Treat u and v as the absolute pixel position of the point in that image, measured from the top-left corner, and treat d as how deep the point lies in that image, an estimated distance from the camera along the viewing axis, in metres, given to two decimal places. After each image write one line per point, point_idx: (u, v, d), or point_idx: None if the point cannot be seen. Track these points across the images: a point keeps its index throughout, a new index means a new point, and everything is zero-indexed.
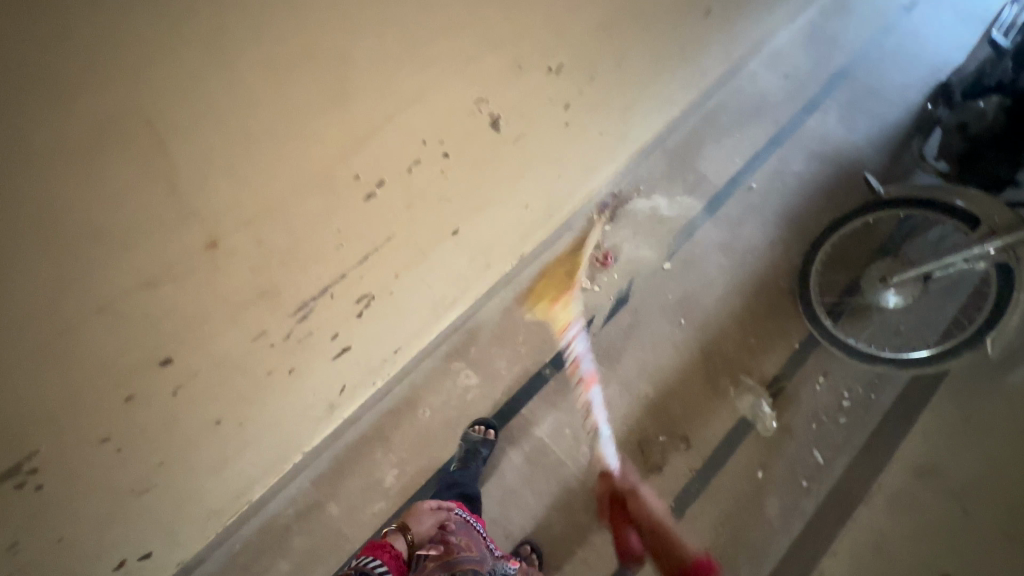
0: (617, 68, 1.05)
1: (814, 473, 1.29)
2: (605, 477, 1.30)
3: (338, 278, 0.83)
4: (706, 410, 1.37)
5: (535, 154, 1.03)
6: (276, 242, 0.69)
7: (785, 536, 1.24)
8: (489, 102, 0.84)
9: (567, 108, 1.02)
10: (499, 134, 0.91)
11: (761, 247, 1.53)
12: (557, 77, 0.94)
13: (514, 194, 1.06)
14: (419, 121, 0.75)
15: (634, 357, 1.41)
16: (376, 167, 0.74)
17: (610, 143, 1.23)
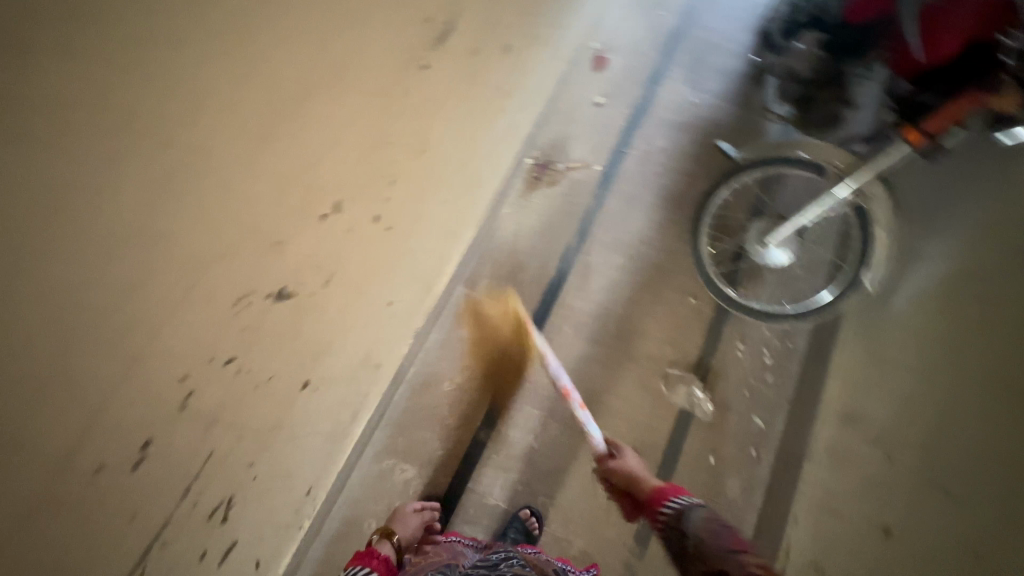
0: (400, 150, 1.02)
1: (761, 440, 1.31)
2: (573, 520, 1.26)
3: (117, 521, 0.67)
4: (648, 415, 1.34)
5: (360, 274, 0.96)
6: (89, 520, 0.63)
7: (751, 512, 1.25)
8: (254, 291, 0.80)
9: (376, 218, 0.99)
10: (293, 295, 0.86)
11: (651, 233, 1.52)
12: (337, 216, 0.91)
13: (365, 302, 1.01)
14: (175, 339, 0.71)
15: (562, 388, 1.37)
16: (160, 401, 0.69)
17: (463, 193, 1.18)
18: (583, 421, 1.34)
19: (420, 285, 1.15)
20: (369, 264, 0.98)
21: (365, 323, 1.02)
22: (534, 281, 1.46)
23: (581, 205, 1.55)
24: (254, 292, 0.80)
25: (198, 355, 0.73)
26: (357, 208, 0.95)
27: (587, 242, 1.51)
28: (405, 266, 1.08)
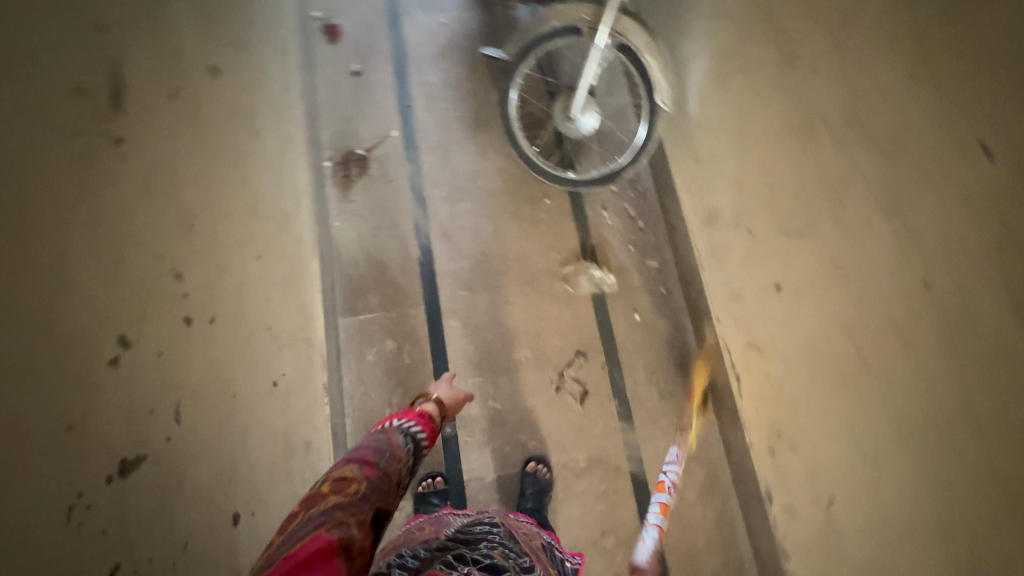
0: (165, 229, 0.87)
1: (664, 278, 1.44)
2: (565, 441, 1.32)
3: None
4: (570, 318, 1.40)
5: (204, 383, 0.88)
6: None
7: (688, 336, 1.40)
8: (86, 490, 0.67)
9: (186, 317, 0.87)
10: (143, 454, 0.75)
11: (478, 165, 1.50)
12: (130, 347, 0.76)
13: (232, 396, 0.93)
14: None
15: (489, 345, 1.37)
16: None
17: (274, 232, 1.14)
18: (524, 359, 1.37)
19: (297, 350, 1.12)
20: (204, 360, 0.89)
21: (254, 415, 0.97)
22: (406, 271, 1.40)
23: (402, 176, 1.47)
24: (83, 490, 0.67)
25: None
26: (161, 317, 0.83)
27: (430, 207, 1.46)
28: (255, 336, 1.02)
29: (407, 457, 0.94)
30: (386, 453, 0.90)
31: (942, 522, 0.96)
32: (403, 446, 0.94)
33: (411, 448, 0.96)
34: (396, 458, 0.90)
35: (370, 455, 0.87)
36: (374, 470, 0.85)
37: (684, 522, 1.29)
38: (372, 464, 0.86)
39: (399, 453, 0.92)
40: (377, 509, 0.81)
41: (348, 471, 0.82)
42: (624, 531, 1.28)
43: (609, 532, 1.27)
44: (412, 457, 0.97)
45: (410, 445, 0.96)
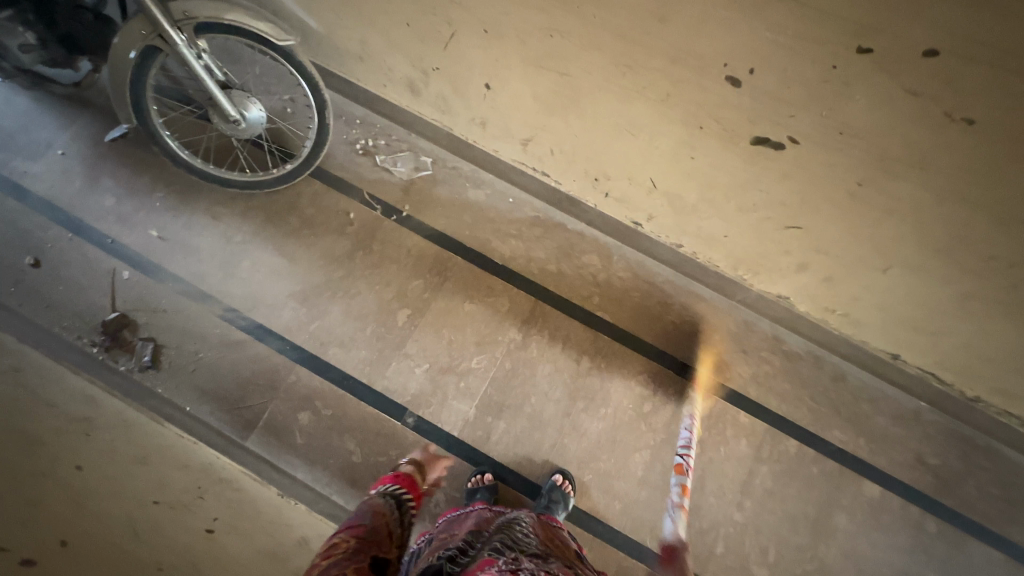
0: None
1: (443, 164, 1.47)
2: (495, 336, 1.39)
3: None
4: (409, 258, 1.42)
5: None
6: None
7: (497, 184, 1.47)
8: None
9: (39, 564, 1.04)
10: None
11: (221, 227, 1.41)
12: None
13: None
14: None
15: (376, 337, 1.37)
16: None
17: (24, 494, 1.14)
18: (409, 317, 1.39)
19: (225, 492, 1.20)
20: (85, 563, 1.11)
21: None
22: (256, 358, 1.33)
23: (172, 297, 1.35)
24: None
25: None
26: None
27: (221, 295, 1.37)
28: None
29: (391, 513, 0.98)
30: (369, 514, 0.94)
31: (700, 113, 0.97)
32: (386, 506, 0.98)
33: (393, 506, 1.01)
34: (379, 515, 0.94)
35: (355, 519, 0.92)
36: (361, 528, 0.88)
37: (615, 297, 1.43)
38: (359, 524, 0.90)
39: (384, 515, 0.96)
40: (374, 558, 0.83)
41: (336, 538, 0.85)
42: (587, 345, 1.39)
43: (581, 355, 1.39)
44: (396, 512, 1.00)
45: (395, 504, 1.01)
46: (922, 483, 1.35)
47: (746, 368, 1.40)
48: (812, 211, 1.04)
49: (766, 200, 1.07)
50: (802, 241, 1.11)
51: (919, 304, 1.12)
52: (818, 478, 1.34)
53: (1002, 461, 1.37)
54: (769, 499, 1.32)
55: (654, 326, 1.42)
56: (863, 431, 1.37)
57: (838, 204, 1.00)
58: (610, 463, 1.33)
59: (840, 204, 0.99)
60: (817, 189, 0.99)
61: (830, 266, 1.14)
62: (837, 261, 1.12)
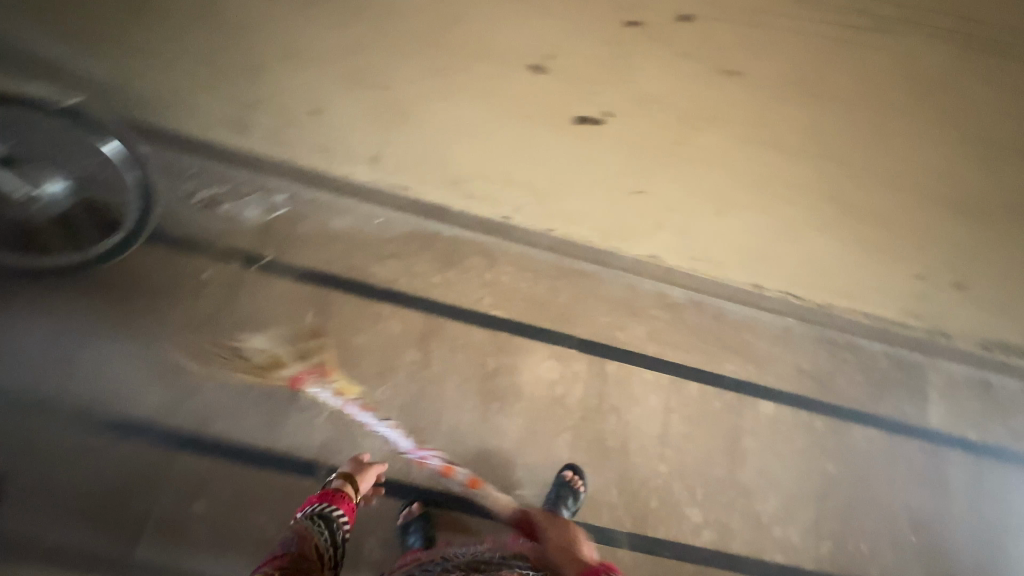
0: None
1: (300, 200, 1.41)
2: (395, 361, 1.35)
3: None
4: (284, 304, 1.33)
5: None
6: None
7: (362, 207, 1.44)
8: None
9: None
10: None
11: (46, 323, 1.21)
12: None
13: None
14: None
15: (266, 396, 1.27)
16: None
17: None
18: (298, 366, 1.30)
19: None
20: None
21: None
22: (125, 457, 1.17)
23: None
24: None
25: None
26: None
27: (66, 399, 1.18)
28: None
29: (321, 539, 0.98)
30: (295, 541, 0.95)
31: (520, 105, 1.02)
32: (313, 532, 0.98)
33: (324, 530, 1.01)
34: (305, 540, 0.96)
35: (281, 548, 0.92)
36: (289, 556, 0.90)
37: (506, 293, 1.45)
38: (284, 553, 0.91)
39: (314, 538, 0.97)
40: None
41: (262, 567, 0.87)
42: (489, 346, 1.40)
43: (485, 357, 1.39)
44: (325, 536, 1.00)
45: (324, 529, 1.00)
46: (803, 388, 1.53)
47: (639, 329, 1.49)
48: (652, 172, 1.10)
49: (610, 171, 1.11)
50: (651, 202, 1.17)
51: (765, 237, 1.23)
52: (723, 410, 1.46)
53: (860, 351, 1.58)
54: (687, 442, 1.42)
55: (547, 311, 1.46)
56: (748, 358, 1.52)
57: (676, 154, 1.05)
58: (536, 453, 1.34)
59: (667, 155, 1.05)
60: (650, 148, 1.05)
61: (680, 221, 1.21)
62: (686, 214, 1.19)
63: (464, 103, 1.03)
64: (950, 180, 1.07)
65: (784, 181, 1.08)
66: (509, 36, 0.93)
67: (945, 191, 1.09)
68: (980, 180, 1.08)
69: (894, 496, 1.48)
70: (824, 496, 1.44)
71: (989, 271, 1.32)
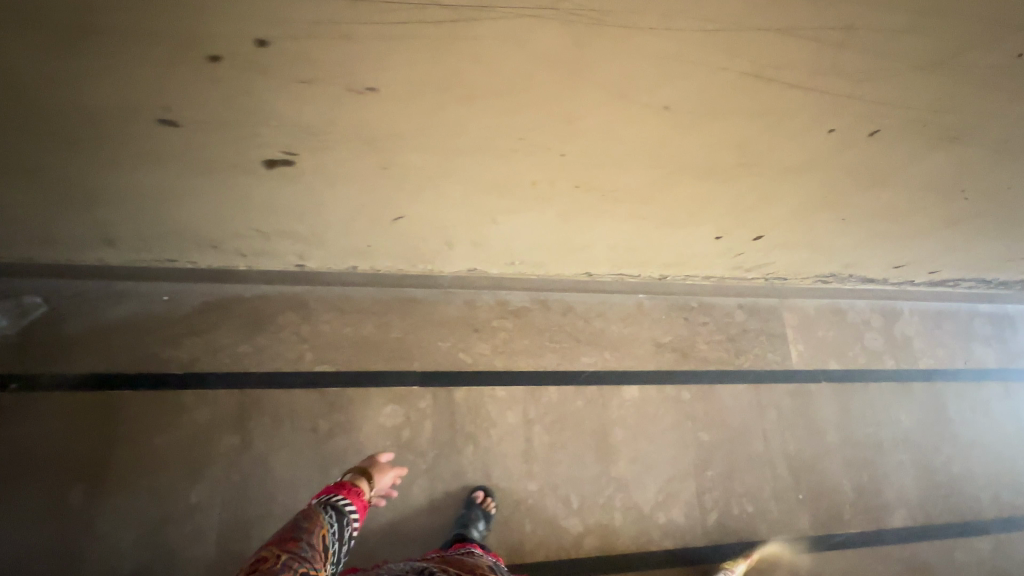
0: None
1: (63, 299, 1.24)
2: (210, 453, 1.20)
3: None
4: (58, 425, 1.15)
5: None
6: None
7: (144, 287, 1.28)
8: None
9: None
10: None
11: None
12: None
13: None
14: None
15: (51, 537, 1.08)
16: None
17: None
18: (88, 491, 1.12)
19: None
20: None
21: None
22: None
23: None
24: None
25: None
26: None
27: None
28: None
29: (332, 532, 0.86)
30: (302, 526, 0.83)
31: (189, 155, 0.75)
32: (326, 524, 0.86)
33: (336, 519, 0.89)
34: (316, 527, 0.84)
35: (289, 530, 0.81)
36: (296, 542, 0.79)
37: (329, 344, 1.33)
38: (294, 535, 0.80)
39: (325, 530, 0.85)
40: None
41: (261, 553, 0.76)
42: (319, 407, 1.27)
43: (317, 421, 1.26)
44: (337, 526, 0.89)
45: (336, 522, 0.88)
46: (666, 362, 1.49)
47: (484, 346, 1.40)
48: (380, 181, 0.83)
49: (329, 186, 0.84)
50: (413, 211, 0.94)
51: (559, 237, 1.09)
52: (587, 407, 1.40)
53: (713, 311, 1.57)
54: (554, 451, 1.35)
55: (382, 352, 1.35)
56: (604, 346, 1.47)
57: (391, 163, 0.77)
58: (393, 509, 1.23)
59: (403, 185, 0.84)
60: (354, 159, 0.77)
61: (465, 221, 0.99)
62: (463, 217, 0.98)
63: (86, 151, 0.75)
64: (809, 135, 0.75)
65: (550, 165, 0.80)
66: (70, 80, 0.61)
67: (790, 146, 0.78)
68: (829, 166, 0.84)
69: (771, 448, 1.48)
70: (704, 466, 1.42)
71: (844, 233, 1.15)
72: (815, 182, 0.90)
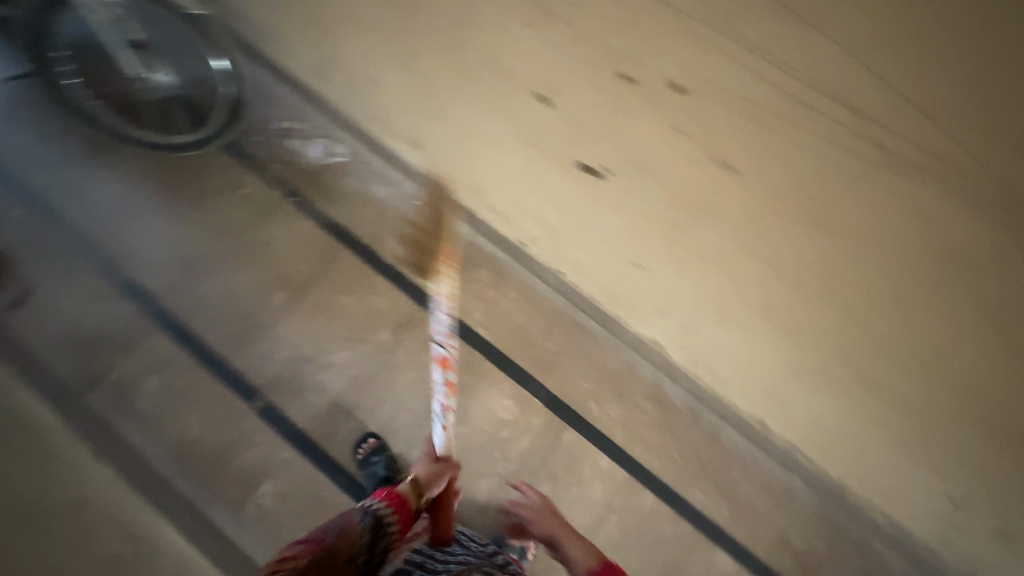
0: None
1: (354, 153, 1.47)
2: (366, 335, 1.36)
3: None
4: (297, 243, 1.42)
5: None
6: None
7: (403, 183, 1.42)
8: None
9: None
10: None
11: (122, 183, 1.41)
12: None
13: None
14: None
15: (247, 315, 1.35)
16: None
17: None
18: (284, 301, 1.37)
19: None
20: None
21: None
22: (117, 317, 1.32)
23: (52, 241, 1.36)
24: None
25: None
26: None
27: (105, 246, 1.37)
28: None
29: (362, 540, 0.81)
30: (334, 527, 0.80)
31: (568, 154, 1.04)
32: (358, 522, 0.83)
33: (371, 526, 0.84)
34: (347, 534, 0.80)
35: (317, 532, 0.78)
36: (320, 546, 0.76)
37: (498, 316, 1.40)
38: (319, 539, 0.77)
39: (355, 523, 0.82)
40: None
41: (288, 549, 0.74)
42: (458, 359, 1.36)
43: (449, 369, 1.35)
44: (370, 535, 0.83)
45: (367, 519, 0.84)
46: (780, 563, 1.27)
47: (617, 411, 1.34)
48: (646, 237, 1.09)
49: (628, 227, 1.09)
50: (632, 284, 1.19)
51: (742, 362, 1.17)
52: (670, 538, 1.27)
53: (869, 555, 1.28)
54: (612, 551, 1.26)
55: (531, 354, 1.37)
56: (725, 497, 1.30)
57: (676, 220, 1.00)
58: None
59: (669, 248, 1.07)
60: (680, 201, 0.98)
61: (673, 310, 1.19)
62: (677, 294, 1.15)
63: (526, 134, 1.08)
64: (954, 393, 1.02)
65: (793, 285, 1.00)
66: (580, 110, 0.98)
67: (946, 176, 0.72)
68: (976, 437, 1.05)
69: None
70: None
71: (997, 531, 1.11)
72: (919, 308, 0.92)
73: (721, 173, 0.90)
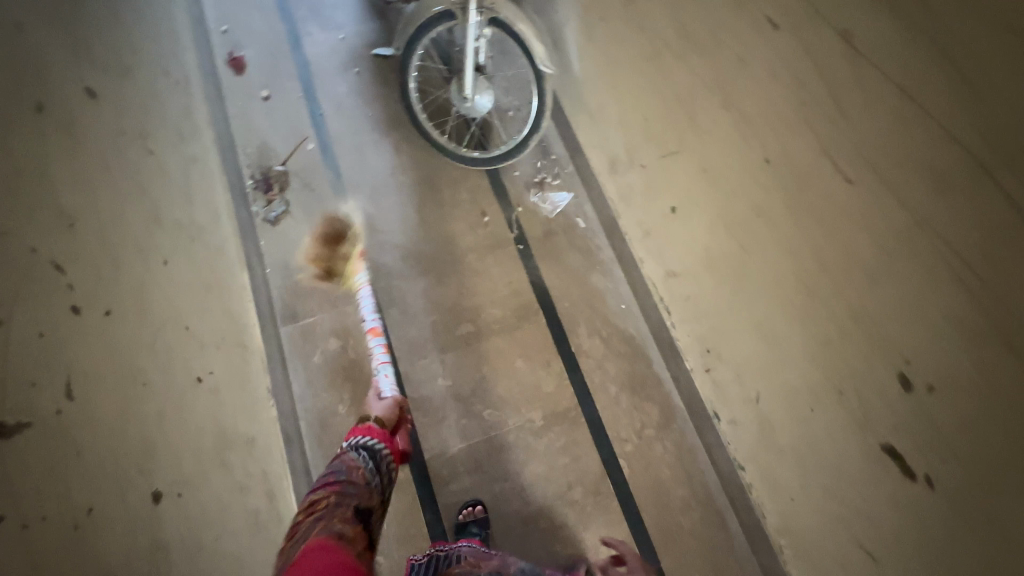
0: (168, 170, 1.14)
1: (590, 236, 1.50)
2: (520, 406, 1.35)
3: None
4: (502, 288, 1.45)
5: (189, 283, 1.09)
6: None
7: (621, 285, 1.45)
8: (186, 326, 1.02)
9: (169, 254, 1.08)
10: (182, 317, 1.04)
11: (395, 162, 1.54)
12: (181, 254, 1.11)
13: (193, 312, 1.07)
14: (186, 368, 1.01)
15: (432, 328, 1.40)
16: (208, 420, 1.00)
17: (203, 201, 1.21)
18: (467, 333, 1.40)
19: (236, 342, 1.13)
20: (191, 269, 1.09)
21: (212, 329, 1.09)
22: (337, 272, 1.43)
23: (323, 183, 1.52)
24: (199, 367, 1.03)
25: (193, 377, 1.02)
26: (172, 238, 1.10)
27: (355, 208, 1.50)
28: (197, 253, 1.11)
29: (371, 470, 0.92)
30: (342, 469, 0.89)
31: (844, 380, 0.90)
32: (360, 462, 0.92)
33: (367, 455, 0.94)
34: (349, 471, 0.89)
35: (331, 478, 0.87)
36: (336, 486, 0.85)
37: (647, 461, 1.31)
38: (332, 482, 0.86)
39: (358, 471, 0.90)
40: (355, 509, 0.83)
41: (317, 496, 0.83)
42: (590, 480, 1.30)
43: (577, 485, 1.29)
44: (373, 458, 0.94)
45: (369, 458, 0.94)
46: None
47: None
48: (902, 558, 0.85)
49: (906, 540, 0.84)
50: None
51: None
52: None
53: None
54: None
55: (661, 516, 1.27)
56: None
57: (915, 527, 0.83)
58: None
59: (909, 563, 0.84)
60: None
61: None
62: None
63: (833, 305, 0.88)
64: None
65: None
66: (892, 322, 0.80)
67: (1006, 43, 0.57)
68: None
69: None
70: None
71: None
72: None
73: (900, 400, 0.81)
